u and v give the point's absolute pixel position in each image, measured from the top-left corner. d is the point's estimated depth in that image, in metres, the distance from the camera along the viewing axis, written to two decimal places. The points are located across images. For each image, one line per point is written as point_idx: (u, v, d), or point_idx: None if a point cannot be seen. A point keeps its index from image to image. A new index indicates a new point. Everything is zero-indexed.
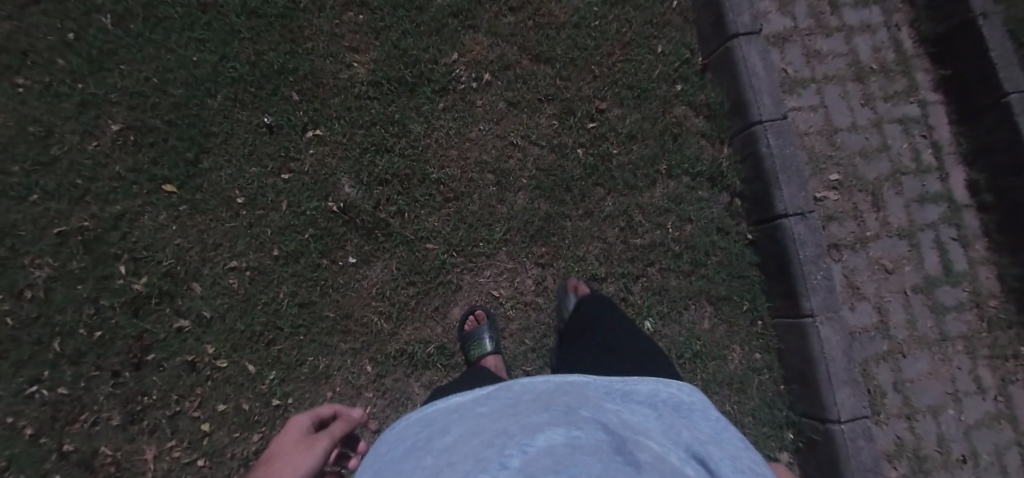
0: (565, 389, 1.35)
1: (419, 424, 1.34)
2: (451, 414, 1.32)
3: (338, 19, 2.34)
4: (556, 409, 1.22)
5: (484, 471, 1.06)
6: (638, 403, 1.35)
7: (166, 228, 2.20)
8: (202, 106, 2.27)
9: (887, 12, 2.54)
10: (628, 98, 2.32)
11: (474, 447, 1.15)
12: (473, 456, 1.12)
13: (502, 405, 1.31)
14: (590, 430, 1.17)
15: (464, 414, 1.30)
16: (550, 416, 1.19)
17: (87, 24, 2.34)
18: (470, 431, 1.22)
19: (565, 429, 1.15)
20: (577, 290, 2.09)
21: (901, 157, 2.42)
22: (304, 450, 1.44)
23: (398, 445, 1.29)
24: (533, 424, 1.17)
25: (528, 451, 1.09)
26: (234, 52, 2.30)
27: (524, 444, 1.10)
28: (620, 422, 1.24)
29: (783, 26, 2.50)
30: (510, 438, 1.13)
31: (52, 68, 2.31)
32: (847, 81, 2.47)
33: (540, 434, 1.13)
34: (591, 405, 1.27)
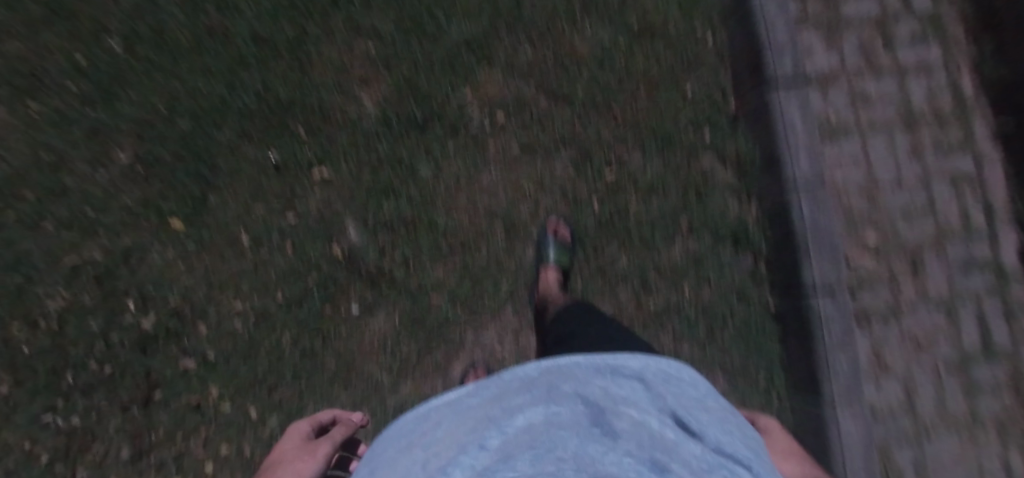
0: (548, 369, 1.21)
1: (408, 421, 1.21)
2: (440, 405, 1.21)
3: (350, 49, 2.22)
4: (537, 388, 1.15)
5: (463, 453, 0.99)
6: (621, 374, 1.21)
7: (173, 265, 2.17)
8: (210, 139, 2.20)
9: (948, 49, 2.39)
10: (652, 145, 2.17)
11: (455, 433, 1.09)
12: (455, 445, 1.03)
13: (492, 390, 1.21)
14: (573, 405, 1.09)
15: (453, 403, 1.21)
16: (531, 396, 1.12)
17: (97, 46, 2.30)
18: (458, 424, 1.11)
19: (544, 406, 1.09)
20: (556, 231, 2.10)
21: (948, 218, 2.29)
22: (304, 454, 1.53)
23: (388, 444, 1.17)
24: (513, 406, 1.11)
25: (507, 430, 1.03)
26: (243, 83, 2.22)
27: (503, 425, 1.05)
28: (602, 392, 1.12)
29: (829, 63, 2.35)
30: (490, 422, 1.07)
31: (63, 92, 2.28)
32: (896, 129, 2.32)
33: (518, 414, 1.07)
34: (572, 380, 1.16)
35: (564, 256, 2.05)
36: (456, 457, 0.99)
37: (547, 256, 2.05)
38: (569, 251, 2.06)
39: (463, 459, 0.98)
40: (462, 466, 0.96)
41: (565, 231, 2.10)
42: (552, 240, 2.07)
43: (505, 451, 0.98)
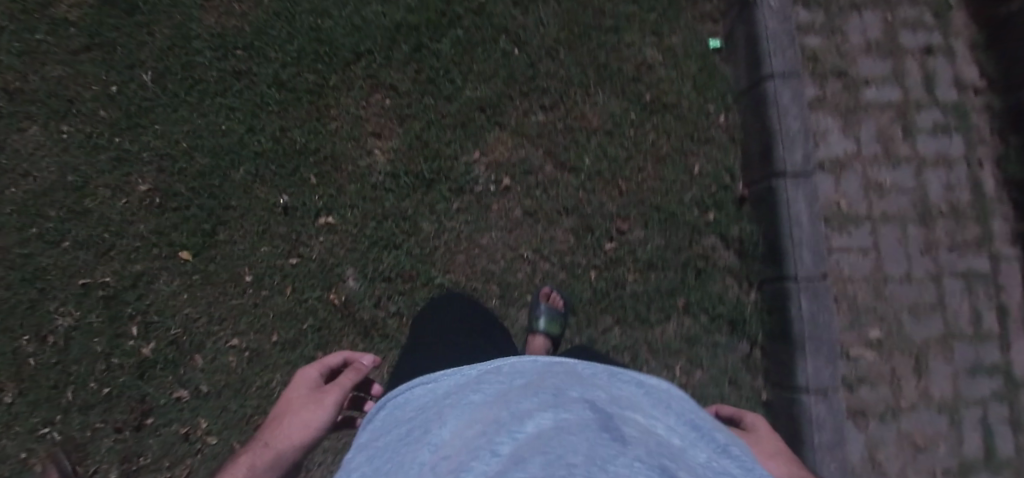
0: (554, 369, 1.31)
1: (411, 413, 1.28)
2: (443, 402, 1.25)
3: (366, 100, 2.29)
4: (545, 391, 1.18)
5: (475, 458, 0.99)
6: (624, 379, 1.32)
7: (178, 295, 2.23)
8: (226, 177, 2.28)
9: (970, 144, 2.33)
10: (654, 220, 2.17)
11: (466, 439, 1.09)
12: (465, 450, 1.04)
13: (496, 390, 1.25)
14: (580, 411, 1.12)
15: (456, 401, 1.25)
16: (539, 400, 1.13)
17: (130, 78, 2.41)
18: (464, 425, 1.15)
19: (553, 412, 1.10)
20: (549, 299, 2.09)
21: (958, 319, 2.21)
22: (312, 405, 1.59)
23: (391, 432, 1.24)
24: (521, 411, 1.11)
25: (517, 437, 1.04)
26: (261, 126, 2.30)
27: (513, 431, 1.05)
28: (609, 397, 1.21)
29: (844, 149, 2.30)
30: (499, 427, 1.07)
31: (94, 119, 2.39)
32: (909, 222, 2.26)
33: (528, 420, 1.08)
34: (578, 384, 1.23)
35: (554, 324, 2.04)
36: (467, 464, 0.99)
37: (537, 324, 2.03)
38: (559, 321, 2.04)
39: (475, 465, 0.98)
40: (474, 472, 0.96)
41: (558, 298, 2.09)
42: (544, 308, 2.06)
43: (517, 455, 0.97)
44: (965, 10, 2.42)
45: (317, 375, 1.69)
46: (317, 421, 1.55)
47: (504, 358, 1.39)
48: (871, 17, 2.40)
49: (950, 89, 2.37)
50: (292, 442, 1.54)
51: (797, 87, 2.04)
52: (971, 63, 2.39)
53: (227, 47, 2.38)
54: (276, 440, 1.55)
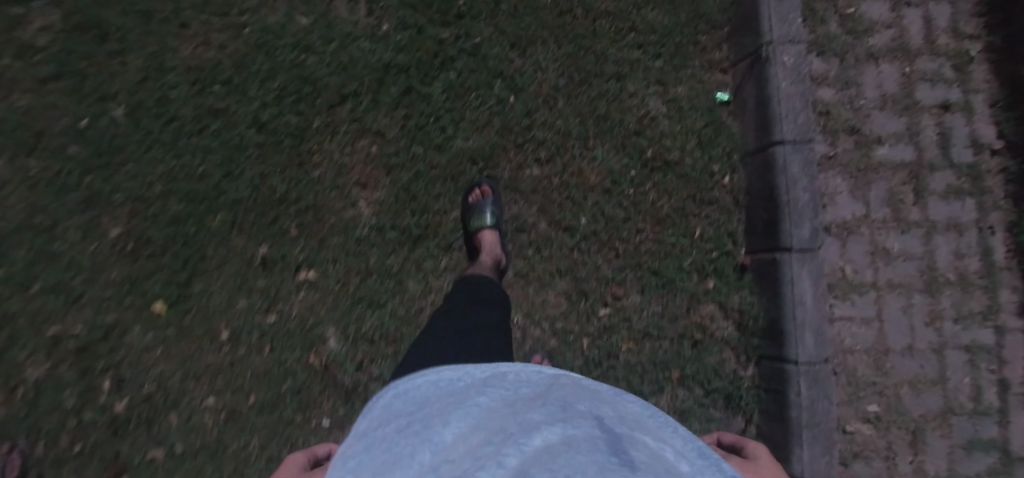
0: (562, 383, 1.31)
1: (413, 408, 1.33)
2: (446, 401, 1.29)
3: (352, 145, 2.16)
4: (554, 405, 1.17)
5: (480, 469, 0.97)
6: (629, 401, 1.31)
7: (152, 349, 2.12)
8: (202, 224, 2.16)
9: (981, 209, 2.24)
10: (650, 286, 2.07)
11: (470, 446, 1.08)
12: (470, 459, 1.03)
13: (500, 397, 1.27)
14: (589, 428, 1.09)
15: (458, 401, 1.29)
16: (547, 412, 1.12)
17: (101, 111, 2.26)
18: (468, 429, 1.16)
19: (561, 426, 1.08)
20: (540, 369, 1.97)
21: (958, 393, 2.15)
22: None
23: (392, 424, 1.29)
24: (529, 422, 1.10)
25: (524, 450, 1.01)
26: (240, 170, 2.17)
27: (520, 444, 1.02)
28: (617, 418, 1.19)
29: (852, 211, 2.19)
30: (506, 437, 1.06)
31: (61, 154, 2.22)
32: (914, 291, 2.18)
33: (536, 432, 1.06)
34: (586, 400, 1.23)
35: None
36: (472, 472, 0.97)
37: None
38: None
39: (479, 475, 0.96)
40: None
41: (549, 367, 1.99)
42: None
43: (522, 468, 0.95)
44: (985, 65, 2.33)
45: (305, 459, 1.55)
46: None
47: (510, 365, 1.42)
48: (888, 68, 2.30)
49: (966, 150, 2.27)
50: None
51: (808, 156, 1.91)
52: (990, 122, 2.29)
53: (205, 81, 2.24)
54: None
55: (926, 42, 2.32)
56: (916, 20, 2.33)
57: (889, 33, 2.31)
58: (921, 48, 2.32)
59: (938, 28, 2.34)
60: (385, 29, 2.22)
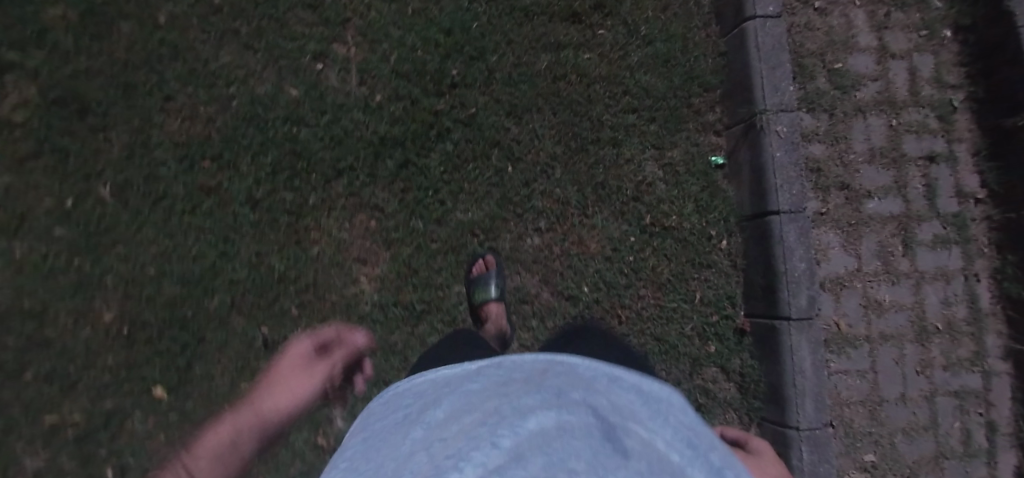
0: (556, 370, 1.30)
1: (410, 400, 1.33)
2: (442, 391, 1.31)
3: (350, 220, 2.14)
4: (548, 391, 1.17)
5: (475, 449, 0.99)
6: (624, 384, 1.28)
7: (155, 436, 2.10)
8: (200, 305, 2.13)
9: (967, 257, 2.31)
10: (654, 352, 2.10)
11: (464, 426, 1.11)
12: (465, 438, 1.05)
13: (495, 382, 1.28)
14: (583, 416, 1.09)
15: (454, 390, 1.31)
16: (542, 398, 1.13)
17: (87, 191, 2.21)
18: (462, 409, 1.19)
19: (556, 413, 1.08)
20: None
21: (950, 437, 2.23)
22: (303, 374, 1.54)
23: (390, 417, 1.31)
24: (524, 406, 1.12)
25: (519, 432, 1.02)
26: (235, 250, 2.13)
27: (515, 425, 1.04)
28: (611, 403, 1.17)
29: (844, 265, 2.25)
30: (501, 418, 1.08)
31: (49, 237, 2.18)
32: (906, 342, 2.24)
33: (529, 418, 1.07)
34: (579, 387, 1.21)
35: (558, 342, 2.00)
36: (467, 453, 0.99)
37: None
38: None
39: (474, 456, 0.98)
40: (472, 463, 0.96)
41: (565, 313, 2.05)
42: None
43: (517, 452, 0.96)
44: (968, 114, 2.40)
45: (311, 347, 1.62)
46: (307, 391, 1.50)
47: (508, 354, 1.42)
48: (875, 121, 2.36)
49: (951, 200, 2.34)
50: (279, 408, 1.48)
51: (804, 225, 1.96)
52: (973, 172, 2.37)
53: (195, 157, 2.19)
54: (262, 404, 1.47)
55: (910, 93, 2.40)
56: (900, 72, 2.41)
57: (874, 86, 2.38)
58: (906, 100, 2.39)
59: (923, 78, 2.42)
60: (378, 99, 2.20)
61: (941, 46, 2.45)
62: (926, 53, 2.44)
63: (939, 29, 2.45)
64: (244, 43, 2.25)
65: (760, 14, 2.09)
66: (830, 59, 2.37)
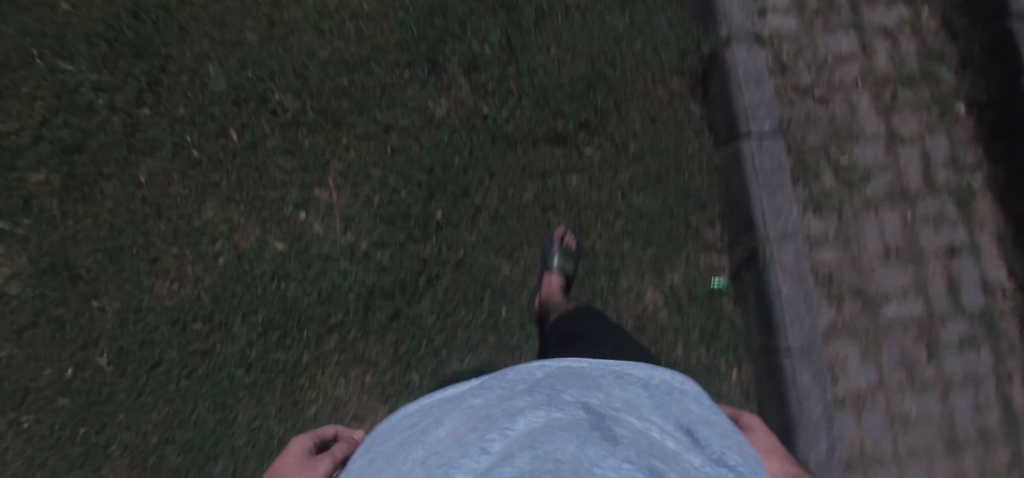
0: (554, 370, 1.25)
1: (412, 418, 1.22)
2: (443, 404, 1.22)
3: (345, 376, 2.10)
4: (540, 391, 1.13)
5: (464, 456, 0.93)
6: (629, 383, 1.25)
7: None
8: (204, 471, 2.10)
9: (998, 356, 2.17)
10: None
11: (457, 435, 1.04)
12: (455, 445, 0.99)
13: (495, 394, 1.17)
14: (573, 411, 1.06)
15: (455, 404, 1.21)
16: (532, 398, 1.09)
17: (84, 360, 2.16)
18: (458, 423, 1.10)
19: (547, 411, 1.04)
20: None
21: None
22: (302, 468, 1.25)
23: (392, 437, 1.19)
24: (515, 408, 1.07)
25: (509, 434, 0.97)
26: (235, 412, 2.11)
27: (504, 428, 0.99)
28: (607, 401, 1.14)
29: (865, 379, 2.12)
30: (491, 422, 1.02)
31: (52, 408, 2.14)
32: (938, 456, 2.11)
33: (519, 418, 1.02)
34: (576, 387, 1.16)
35: (568, 262, 2.03)
36: (456, 460, 0.93)
37: None
38: None
39: (465, 462, 0.91)
40: (464, 470, 0.90)
41: (571, 239, 2.07)
42: None
43: (507, 451, 0.91)
44: (988, 196, 2.26)
45: (310, 443, 1.40)
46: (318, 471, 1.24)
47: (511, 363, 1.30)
48: (890, 216, 2.22)
49: (976, 293, 2.21)
50: None
51: (817, 364, 1.87)
52: (997, 260, 2.24)
53: (186, 319, 2.16)
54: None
55: (925, 181, 2.25)
56: (913, 159, 2.26)
57: (885, 177, 2.24)
58: (921, 189, 2.25)
59: (938, 162, 2.27)
60: (364, 246, 2.13)
61: (955, 124, 2.30)
62: (940, 132, 2.29)
63: (951, 103, 2.30)
64: (225, 195, 2.19)
65: (756, 132, 1.97)
66: (835, 151, 2.23)
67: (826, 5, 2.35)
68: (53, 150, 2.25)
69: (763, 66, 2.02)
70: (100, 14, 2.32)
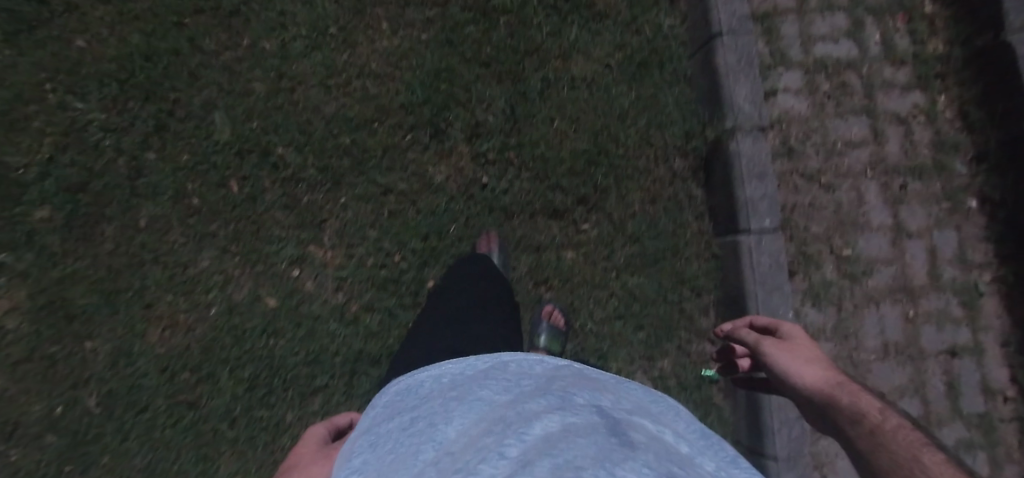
0: (562, 372, 1.34)
1: (414, 403, 1.33)
2: (447, 394, 1.30)
3: None
4: (552, 394, 1.21)
5: (483, 461, 1.02)
6: (632, 388, 1.36)
7: None
8: None
9: (993, 463, 2.13)
10: None
11: (471, 436, 1.13)
12: (471, 448, 1.08)
13: (502, 387, 1.29)
14: (587, 415, 1.15)
15: (460, 396, 1.28)
16: (545, 402, 1.18)
17: (75, 398, 2.13)
18: (469, 418, 1.20)
19: (561, 415, 1.13)
20: None
21: None
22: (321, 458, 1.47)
23: (398, 421, 1.29)
24: (530, 411, 1.16)
25: (526, 438, 1.07)
26: (216, 466, 2.11)
27: (521, 433, 1.08)
28: (614, 403, 1.24)
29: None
30: (507, 427, 1.11)
31: (42, 445, 2.11)
32: None
33: (535, 422, 1.11)
34: (586, 389, 1.26)
35: (555, 342, 2.00)
36: (476, 465, 1.03)
37: None
38: None
39: (483, 468, 1.01)
40: (482, 475, 0.99)
41: (560, 317, 2.05)
42: None
43: (524, 459, 1.00)
44: (996, 297, 2.21)
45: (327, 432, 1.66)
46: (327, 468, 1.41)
47: (514, 355, 1.42)
48: (890, 312, 2.18)
49: (976, 397, 2.16)
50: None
51: (802, 471, 1.88)
52: (1002, 363, 2.18)
53: (174, 368, 2.14)
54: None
55: (930, 278, 2.21)
56: (919, 255, 2.22)
57: (888, 271, 2.20)
58: (925, 285, 2.20)
59: (944, 259, 2.22)
60: (354, 308, 2.15)
61: (965, 220, 2.24)
62: (949, 228, 2.24)
63: (962, 198, 2.24)
64: (221, 246, 2.20)
65: (755, 229, 1.93)
66: (838, 242, 2.20)
67: (839, 88, 2.30)
68: (59, 189, 2.24)
69: (767, 158, 1.98)
70: (114, 53, 2.33)
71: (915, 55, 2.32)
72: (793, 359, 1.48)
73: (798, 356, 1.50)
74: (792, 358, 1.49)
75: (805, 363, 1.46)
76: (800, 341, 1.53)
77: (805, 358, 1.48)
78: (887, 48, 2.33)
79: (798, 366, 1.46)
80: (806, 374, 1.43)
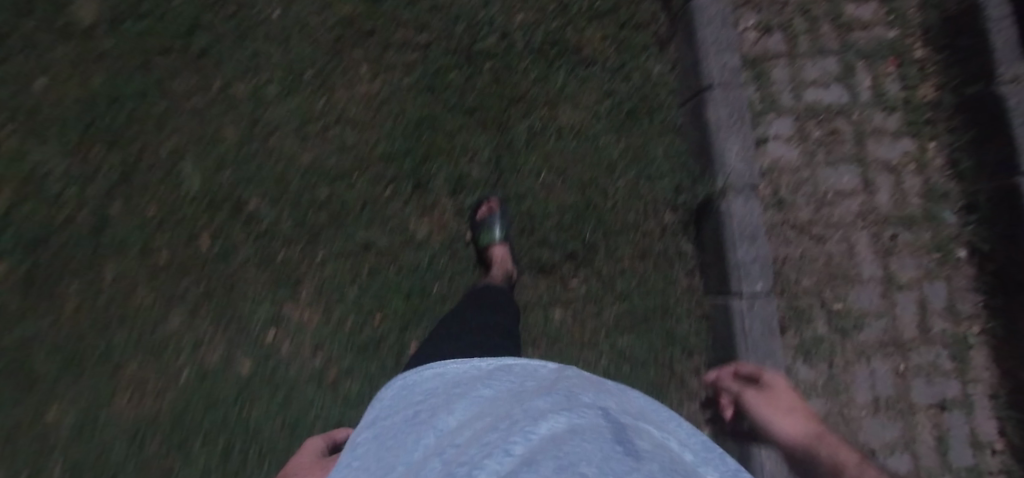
0: (566, 375, 1.36)
1: (419, 398, 1.38)
2: (452, 391, 1.36)
3: None
4: (558, 396, 1.23)
5: (487, 457, 1.02)
6: (635, 395, 1.37)
7: None
8: None
9: None
10: None
11: (476, 431, 1.15)
12: (478, 443, 1.09)
13: (505, 388, 1.34)
14: (592, 419, 1.15)
15: (464, 393, 1.34)
16: (551, 403, 1.19)
17: (38, 469, 1.97)
18: (473, 414, 1.23)
19: (567, 417, 1.14)
20: None
21: None
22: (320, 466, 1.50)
23: (400, 416, 1.34)
24: (536, 411, 1.17)
25: (531, 437, 1.07)
26: None
27: (527, 432, 1.08)
28: (617, 408, 1.25)
29: None
30: (513, 425, 1.12)
31: None
32: None
33: (541, 422, 1.12)
34: (589, 392, 1.28)
35: None
36: (480, 460, 1.03)
37: None
38: None
39: (488, 463, 1.01)
40: (487, 471, 0.99)
41: None
42: None
43: (529, 456, 1.00)
44: (986, 349, 2.18)
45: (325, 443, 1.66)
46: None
47: (518, 358, 1.48)
48: (881, 367, 2.16)
49: (965, 451, 2.14)
50: None
51: None
52: (991, 416, 2.15)
53: (143, 436, 2.02)
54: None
55: (920, 331, 2.19)
56: (909, 307, 2.19)
57: (878, 325, 2.18)
58: (915, 339, 2.18)
59: (933, 310, 2.20)
60: (332, 373, 2.08)
61: (955, 270, 2.22)
62: (939, 279, 2.21)
63: (952, 248, 2.21)
64: (191, 308, 2.10)
65: (746, 291, 1.90)
66: (829, 296, 2.17)
67: (830, 135, 2.26)
68: (17, 244, 2.06)
69: (758, 219, 1.95)
70: (74, 95, 2.17)
71: (906, 101, 2.29)
72: (774, 410, 1.31)
73: (775, 402, 1.34)
74: (770, 407, 1.32)
75: (786, 416, 1.29)
76: (782, 388, 1.35)
77: (786, 408, 1.31)
78: (877, 94, 2.29)
79: (777, 417, 1.29)
80: (788, 426, 1.27)
